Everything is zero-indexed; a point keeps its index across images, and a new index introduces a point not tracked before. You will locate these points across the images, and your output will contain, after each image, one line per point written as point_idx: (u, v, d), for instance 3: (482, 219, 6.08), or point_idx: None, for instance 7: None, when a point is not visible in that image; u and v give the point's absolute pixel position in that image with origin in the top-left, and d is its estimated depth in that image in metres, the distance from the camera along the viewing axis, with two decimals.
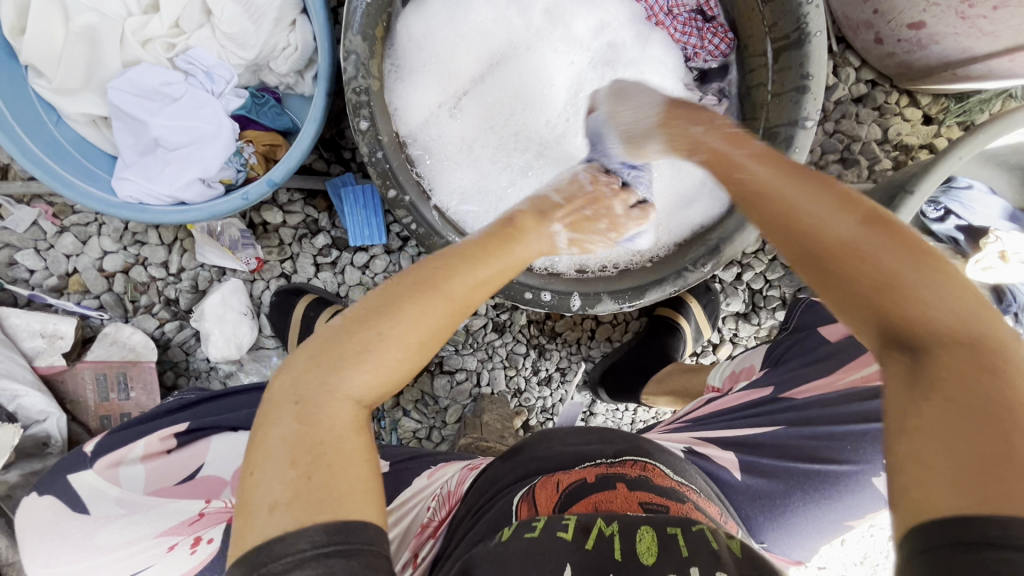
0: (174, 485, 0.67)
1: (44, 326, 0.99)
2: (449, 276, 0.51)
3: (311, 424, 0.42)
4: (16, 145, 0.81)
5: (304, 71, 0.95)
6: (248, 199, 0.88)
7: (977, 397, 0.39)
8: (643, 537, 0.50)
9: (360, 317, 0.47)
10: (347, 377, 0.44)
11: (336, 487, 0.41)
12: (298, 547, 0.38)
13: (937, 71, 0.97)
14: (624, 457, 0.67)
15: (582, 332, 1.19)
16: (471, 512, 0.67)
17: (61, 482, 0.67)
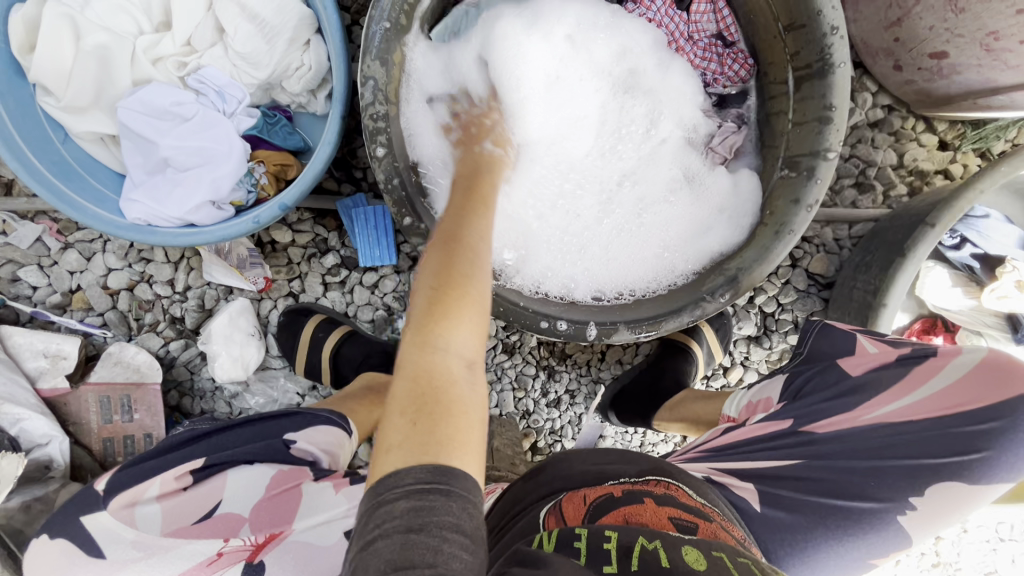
0: (190, 525, 0.62)
1: (47, 346, 0.97)
2: (482, 241, 0.61)
3: (415, 374, 0.49)
4: (23, 166, 0.80)
5: (317, 91, 0.93)
6: (260, 221, 0.86)
7: None
8: (689, 552, 0.54)
9: (432, 276, 0.55)
10: (443, 338, 0.51)
11: (446, 435, 0.46)
12: (405, 482, 0.43)
13: (957, 100, 0.96)
14: (648, 476, 0.72)
15: (593, 353, 1.18)
16: (497, 529, 0.72)
17: (75, 525, 0.61)
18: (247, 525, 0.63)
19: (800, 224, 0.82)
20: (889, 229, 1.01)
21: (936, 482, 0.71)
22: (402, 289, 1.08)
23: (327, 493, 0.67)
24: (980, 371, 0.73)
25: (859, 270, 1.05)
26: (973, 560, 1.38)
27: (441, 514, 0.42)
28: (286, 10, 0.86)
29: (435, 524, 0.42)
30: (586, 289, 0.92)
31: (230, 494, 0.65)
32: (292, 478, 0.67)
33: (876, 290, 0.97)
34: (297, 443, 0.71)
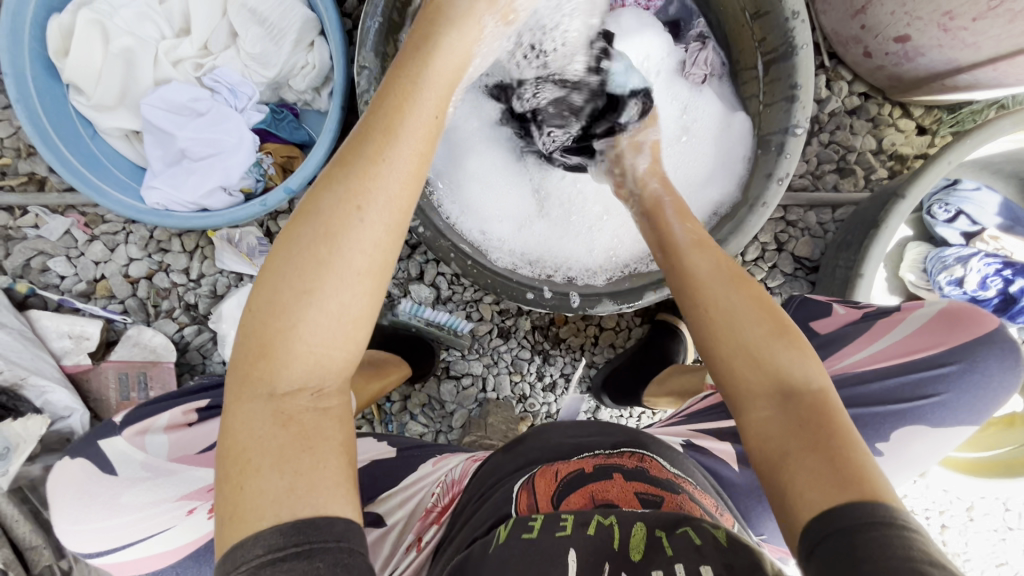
0: (196, 454, 0.68)
1: (72, 328, 1.05)
2: (360, 210, 0.48)
3: (250, 432, 0.46)
4: (55, 155, 0.88)
5: (321, 89, 1.01)
6: (266, 205, 0.93)
7: (805, 430, 0.50)
8: (635, 535, 0.55)
9: (270, 281, 0.48)
10: (278, 364, 0.47)
11: (274, 491, 0.44)
12: (254, 549, 0.42)
13: (926, 82, 1.00)
14: (623, 449, 0.78)
15: (586, 337, 1.21)
16: (475, 499, 0.75)
17: (93, 448, 0.69)
18: None
19: (771, 197, 0.87)
20: (866, 209, 1.05)
21: (901, 427, 0.78)
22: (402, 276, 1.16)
23: None
24: (935, 322, 0.80)
25: (841, 248, 1.08)
26: (982, 551, 1.35)
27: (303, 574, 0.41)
28: (291, 14, 0.94)
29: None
30: (573, 265, 0.96)
31: None
32: None
33: (854, 264, 1.00)
34: None
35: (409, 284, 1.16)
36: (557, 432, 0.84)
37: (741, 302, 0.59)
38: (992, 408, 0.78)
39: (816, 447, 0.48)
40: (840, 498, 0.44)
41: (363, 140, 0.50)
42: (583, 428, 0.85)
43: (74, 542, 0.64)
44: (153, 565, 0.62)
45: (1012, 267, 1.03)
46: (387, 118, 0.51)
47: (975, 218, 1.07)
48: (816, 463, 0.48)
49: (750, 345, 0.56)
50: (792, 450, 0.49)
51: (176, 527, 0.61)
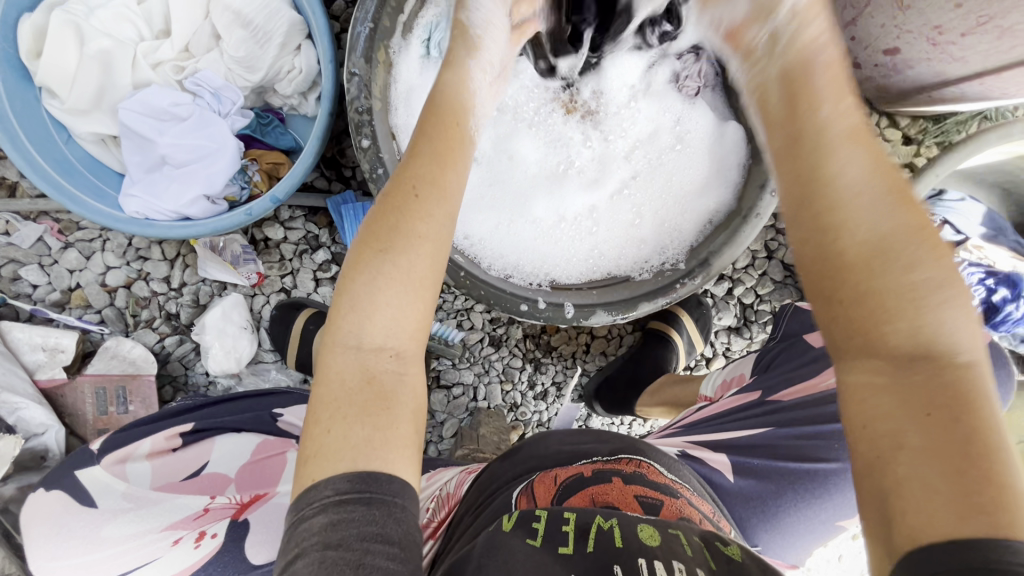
0: (179, 482, 0.67)
1: (45, 340, 1.00)
2: (439, 193, 0.53)
3: (338, 382, 0.47)
4: (27, 162, 0.84)
5: (308, 93, 0.99)
6: (252, 214, 0.90)
7: (924, 420, 0.39)
8: (644, 528, 0.56)
9: (368, 243, 0.50)
10: (362, 318, 0.48)
11: (366, 442, 0.45)
12: (323, 493, 0.43)
13: (914, 94, 1.02)
14: (620, 455, 0.78)
15: (578, 345, 1.21)
16: (470, 510, 0.76)
17: (69, 478, 0.65)
18: (230, 483, 0.67)
19: (765, 207, 0.88)
20: None
21: None
22: None
23: None
24: None
25: None
26: None
27: (374, 527, 0.42)
28: (277, 16, 0.91)
29: (365, 538, 0.42)
30: (568, 273, 0.94)
31: (217, 457, 0.71)
32: (275, 447, 0.72)
33: None
34: (281, 417, 0.76)
35: None
36: (554, 439, 0.85)
37: (886, 231, 0.44)
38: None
39: (943, 453, 0.38)
40: (957, 528, 0.36)
41: (431, 143, 0.57)
42: (579, 435, 0.85)
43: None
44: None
45: (995, 277, 1.05)
46: (445, 129, 0.58)
47: (959, 227, 1.09)
48: (936, 462, 0.38)
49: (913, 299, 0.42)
50: (908, 450, 0.39)
51: (164, 556, 0.58)
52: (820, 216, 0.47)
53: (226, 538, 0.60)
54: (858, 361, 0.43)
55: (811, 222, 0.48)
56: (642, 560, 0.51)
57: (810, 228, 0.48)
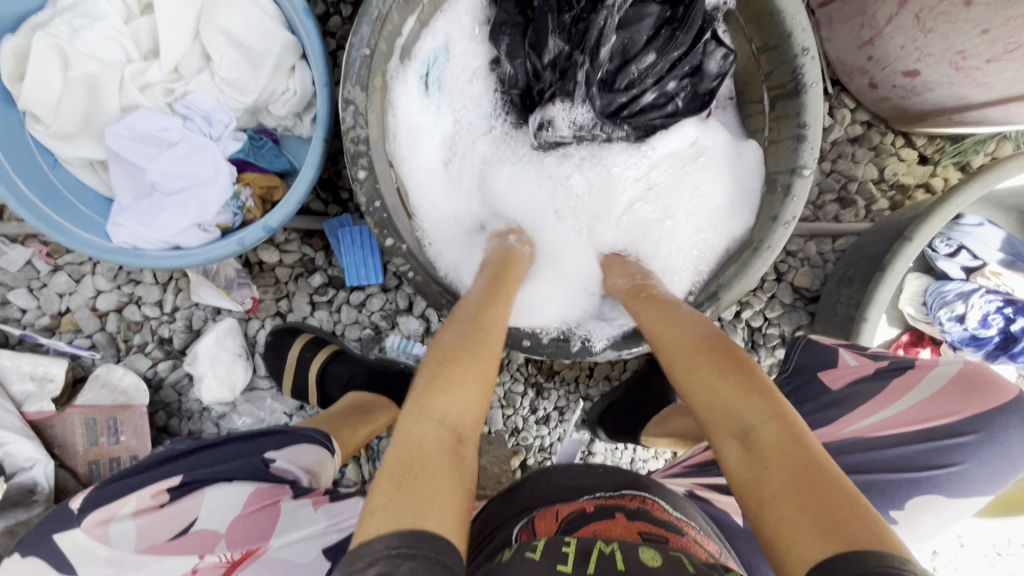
0: (165, 542, 0.63)
1: (33, 369, 0.97)
2: (491, 321, 0.67)
3: (411, 449, 0.53)
4: (10, 191, 0.81)
5: (303, 114, 0.95)
6: (245, 243, 0.87)
7: (771, 470, 0.50)
8: (646, 552, 0.57)
9: (450, 347, 0.62)
10: (448, 402, 0.56)
11: (427, 501, 0.49)
12: (376, 546, 0.46)
13: (932, 116, 0.98)
14: (623, 491, 0.76)
15: (580, 370, 1.18)
16: (476, 546, 0.76)
17: (48, 543, 0.61)
18: (220, 541, 0.64)
19: (778, 241, 0.83)
20: (869, 244, 1.02)
21: (914, 493, 0.77)
22: (389, 308, 1.09)
23: (306, 510, 0.69)
24: (951, 387, 0.77)
25: (842, 283, 1.06)
26: None
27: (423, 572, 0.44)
28: (270, 37, 0.88)
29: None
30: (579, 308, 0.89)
31: (207, 511, 0.66)
32: (269, 496, 0.69)
33: (859, 304, 0.97)
34: (275, 462, 0.73)
35: (398, 317, 1.09)
36: (557, 474, 0.82)
37: (697, 365, 0.61)
38: (1009, 472, 0.76)
39: (795, 490, 0.49)
40: (827, 548, 0.45)
41: (487, 287, 0.72)
42: (583, 470, 0.83)
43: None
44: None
45: (1014, 306, 1.01)
46: (504, 276, 0.76)
47: (977, 252, 1.05)
48: (791, 503, 0.48)
49: (716, 390, 0.58)
50: (767, 493, 0.50)
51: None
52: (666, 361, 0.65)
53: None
54: (721, 439, 0.56)
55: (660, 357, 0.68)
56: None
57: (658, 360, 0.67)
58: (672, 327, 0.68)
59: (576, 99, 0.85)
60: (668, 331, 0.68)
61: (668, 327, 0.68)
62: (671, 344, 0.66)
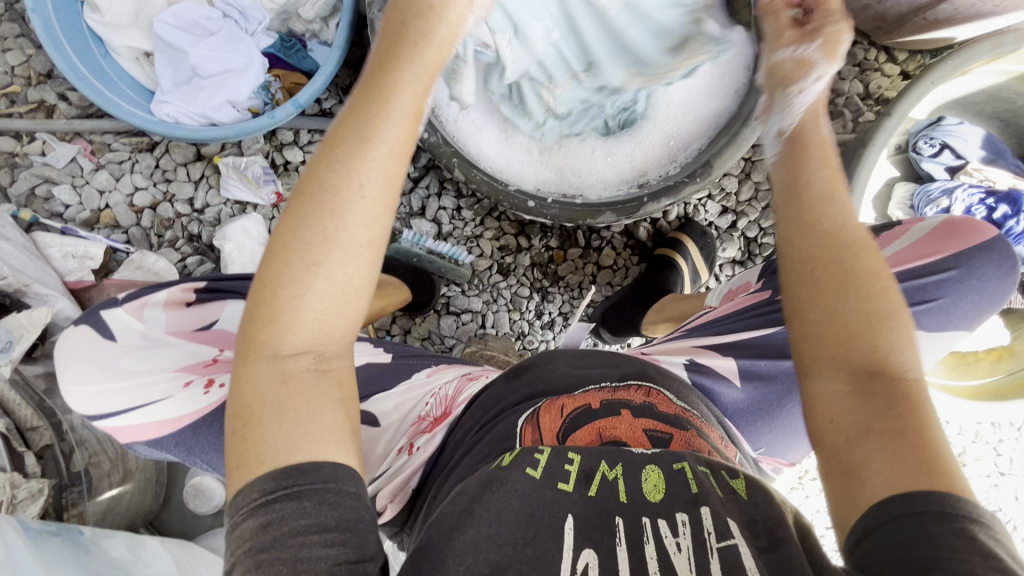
0: (191, 331, 0.68)
1: (75, 248, 1.06)
2: (353, 176, 0.48)
3: (254, 392, 0.48)
4: (67, 65, 0.91)
5: (329, 19, 1.03)
6: (275, 118, 0.95)
7: (882, 418, 0.50)
8: (650, 476, 0.54)
9: (291, 244, 0.48)
10: (283, 328, 0.48)
11: (293, 430, 0.47)
12: (251, 495, 0.45)
13: (909, 19, 1.05)
14: (629, 381, 0.78)
15: (584, 275, 1.23)
16: (473, 429, 0.74)
17: (93, 316, 0.67)
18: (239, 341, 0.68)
19: None
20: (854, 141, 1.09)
21: None
22: (403, 210, 1.19)
23: None
24: (936, 233, 0.88)
25: None
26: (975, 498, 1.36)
27: (305, 519, 0.44)
28: None
29: (300, 531, 0.44)
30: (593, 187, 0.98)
31: (228, 316, 0.70)
32: None
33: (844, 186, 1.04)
34: None
35: (411, 219, 1.19)
36: (561, 362, 0.84)
37: (884, 307, 0.54)
38: (989, 302, 0.86)
39: (902, 432, 0.49)
40: (911, 485, 0.45)
41: (376, 92, 0.50)
42: (586, 360, 0.85)
43: (75, 404, 0.62)
44: (148, 434, 0.60)
45: (994, 196, 1.07)
46: (371, 74, 0.51)
47: (959, 151, 1.11)
48: (891, 451, 0.48)
49: (870, 336, 0.53)
50: (876, 433, 0.49)
51: (175, 396, 0.60)
52: (802, 284, 0.57)
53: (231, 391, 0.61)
54: (847, 376, 0.53)
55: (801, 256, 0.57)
56: (645, 519, 0.51)
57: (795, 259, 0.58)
58: (854, 236, 0.57)
59: None
60: (834, 234, 0.57)
61: (842, 231, 0.57)
62: (849, 256, 0.56)
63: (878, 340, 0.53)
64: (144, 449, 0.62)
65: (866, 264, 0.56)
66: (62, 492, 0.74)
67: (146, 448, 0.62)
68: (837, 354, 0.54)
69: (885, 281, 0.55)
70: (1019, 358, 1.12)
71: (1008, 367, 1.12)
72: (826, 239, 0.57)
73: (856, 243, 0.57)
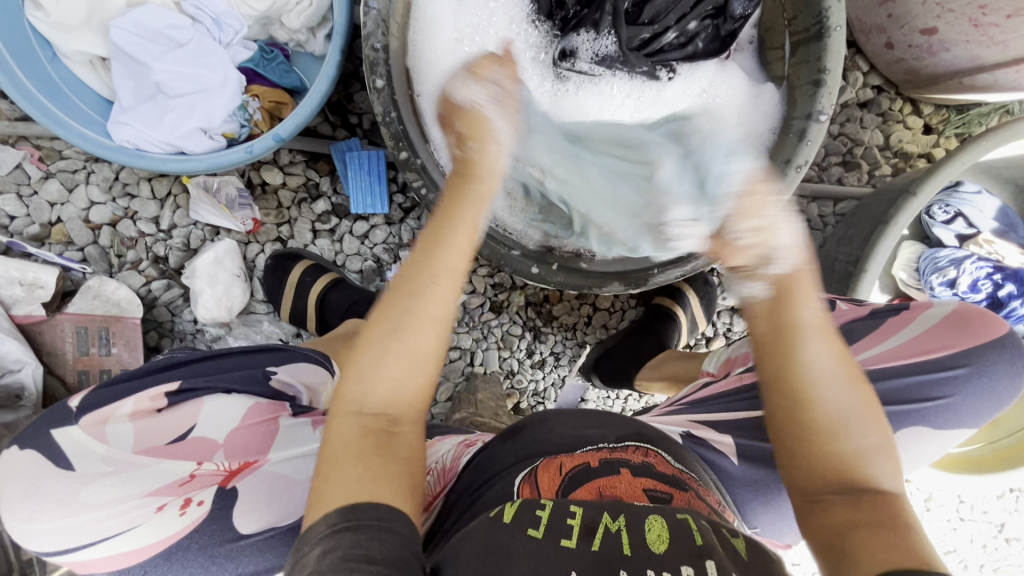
0: (163, 446, 0.63)
1: (23, 274, 0.95)
2: (432, 269, 0.58)
3: (330, 443, 0.54)
4: (9, 81, 0.78)
5: (317, 30, 0.90)
6: (253, 152, 0.84)
7: (874, 518, 0.53)
8: (653, 526, 0.51)
9: (376, 322, 0.57)
10: (365, 387, 0.55)
11: (364, 469, 0.51)
12: (317, 529, 0.48)
13: (944, 80, 1.00)
14: (626, 442, 0.69)
15: (579, 317, 1.18)
16: (467, 492, 0.68)
17: (43, 437, 0.62)
18: (219, 450, 0.63)
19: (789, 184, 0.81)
20: (871, 204, 1.04)
21: (904, 427, 0.82)
22: (392, 241, 1.07)
23: (304, 429, 0.67)
24: (947, 322, 0.84)
25: (842, 243, 1.08)
26: (933, 538, 1.42)
27: (361, 550, 0.46)
28: None
29: (350, 559, 0.45)
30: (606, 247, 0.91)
31: (204, 420, 0.65)
32: (268, 411, 0.67)
33: (859, 257, 1.00)
34: (276, 375, 0.71)
35: (400, 251, 1.07)
36: (558, 422, 0.74)
37: (848, 406, 0.57)
38: (995, 403, 0.82)
39: (886, 530, 0.52)
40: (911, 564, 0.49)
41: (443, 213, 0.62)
42: (584, 419, 0.75)
43: (28, 541, 0.58)
44: (115, 564, 0.58)
45: (1003, 272, 1.04)
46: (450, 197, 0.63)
47: (972, 220, 1.08)
48: (885, 563, 0.50)
49: (863, 448, 0.57)
50: (866, 529, 0.53)
51: (148, 523, 0.57)
52: (796, 401, 0.58)
53: (212, 506, 0.59)
54: (840, 485, 0.56)
55: (783, 386, 0.58)
56: (651, 571, 0.48)
57: (775, 385, 0.59)
58: (833, 367, 0.57)
59: (602, 30, 0.85)
60: (818, 367, 0.58)
61: (821, 367, 0.58)
62: (825, 390, 0.57)
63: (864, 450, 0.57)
64: (109, 575, 0.60)
65: (855, 383, 0.58)
66: None
67: (112, 573, 0.60)
68: (833, 469, 0.57)
69: (876, 409, 0.58)
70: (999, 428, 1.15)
71: (987, 436, 1.13)
72: (787, 363, 0.58)
73: (836, 375, 0.58)
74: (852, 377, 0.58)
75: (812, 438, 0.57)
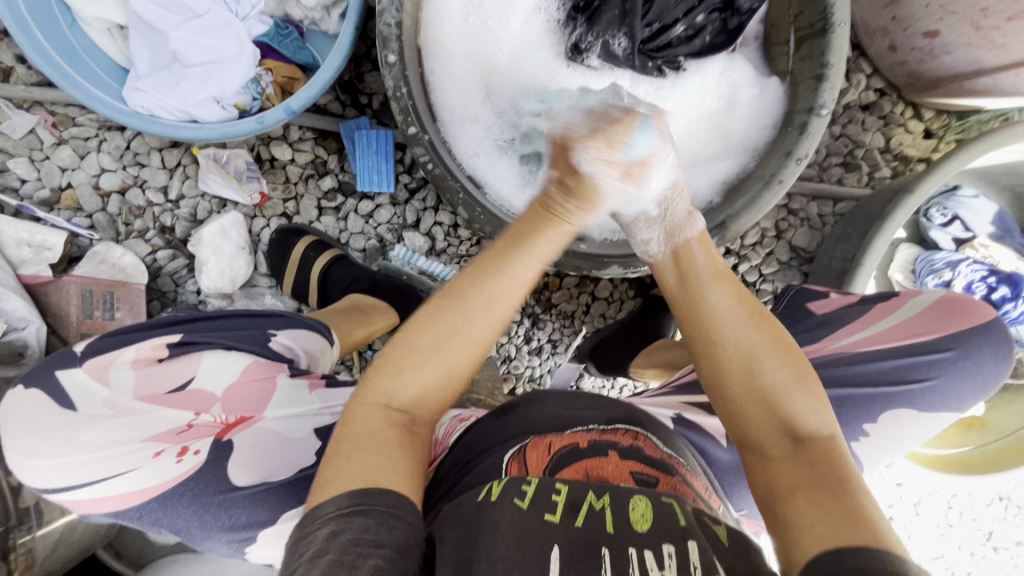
0: (162, 394, 0.64)
1: (32, 236, 0.97)
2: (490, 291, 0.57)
3: (350, 426, 0.56)
4: (28, 42, 0.80)
5: (332, 8, 0.92)
6: (263, 122, 0.85)
7: (812, 476, 0.55)
8: (638, 505, 0.52)
9: (425, 322, 0.57)
10: (397, 383, 0.56)
11: (375, 464, 0.52)
12: (327, 508, 0.50)
13: (944, 83, 1.01)
14: (618, 425, 0.70)
15: (578, 305, 1.20)
16: (457, 466, 0.69)
17: (48, 380, 0.64)
18: (217, 403, 0.65)
19: (788, 175, 0.82)
20: (869, 204, 1.05)
21: (890, 408, 0.83)
22: (396, 221, 1.09)
23: (301, 390, 0.68)
24: (934, 309, 0.85)
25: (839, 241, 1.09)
26: (922, 544, 1.43)
27: (371, 534, 0.48)
28: None
29: (359, 543, 0.47)
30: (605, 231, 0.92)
31: (203, 374, 0.66)
32: (266, 370, 0.68)
33: (855, 254, 1.01)
34: (276, 336, 0.72)
35: (404, 232, 1.08)
36: (552, 401, 0.74)
37: (777, 370, 0.61)
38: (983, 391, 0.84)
39: (824, 489, 0.54)
40: (852, 537, 0.49)
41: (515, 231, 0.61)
42: (576, 399, 0.75)
43: (27, 476, 0.60)
44: (107, 507, 0.59)
45: (997, 276, 1.06)
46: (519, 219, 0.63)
47: (969, 223, 1.09)
48: (828, 521, 0.51)
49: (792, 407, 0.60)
50: (804, 490, 0.54)
51: (145, 467, 0.59)
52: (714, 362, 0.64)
53: (209, 456, 0.61)
54: (779, 452, 0.59)
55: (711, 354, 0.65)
56: (632, 550, 0.49)
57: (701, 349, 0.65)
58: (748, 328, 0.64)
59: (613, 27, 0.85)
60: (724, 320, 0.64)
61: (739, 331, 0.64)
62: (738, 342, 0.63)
63: (791, 405, 0.60)
64: (103, 517, 0.62)
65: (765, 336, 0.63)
66: (9, 533, 0.78)
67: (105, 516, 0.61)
68: (763, 434, 0.60)
69: (801, 371, 0.61)
70: (989, 431, 1.15)
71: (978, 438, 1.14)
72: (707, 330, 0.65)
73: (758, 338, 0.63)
74: (754, 319, 0.64)
75: (738, 398, 0.62)
